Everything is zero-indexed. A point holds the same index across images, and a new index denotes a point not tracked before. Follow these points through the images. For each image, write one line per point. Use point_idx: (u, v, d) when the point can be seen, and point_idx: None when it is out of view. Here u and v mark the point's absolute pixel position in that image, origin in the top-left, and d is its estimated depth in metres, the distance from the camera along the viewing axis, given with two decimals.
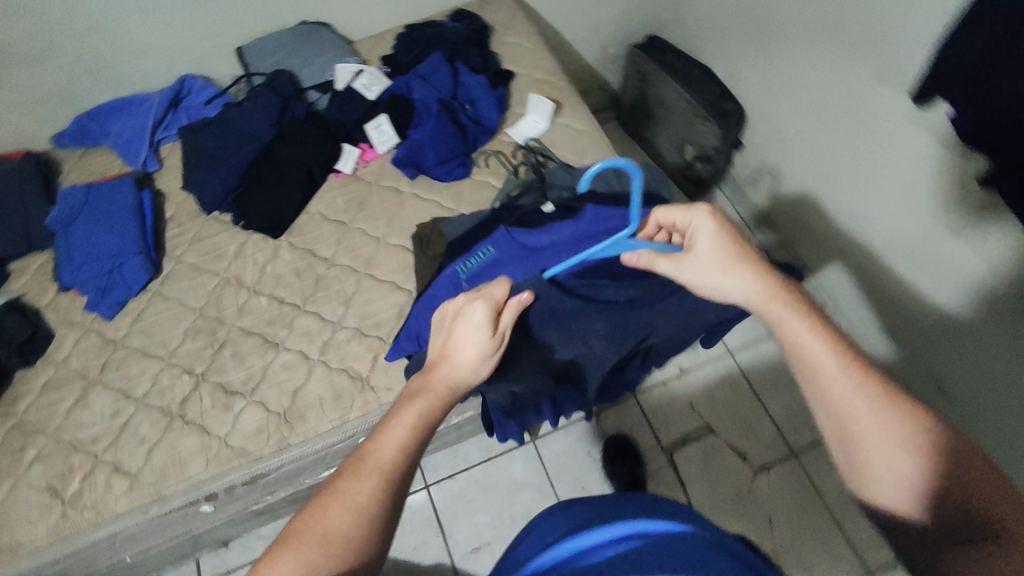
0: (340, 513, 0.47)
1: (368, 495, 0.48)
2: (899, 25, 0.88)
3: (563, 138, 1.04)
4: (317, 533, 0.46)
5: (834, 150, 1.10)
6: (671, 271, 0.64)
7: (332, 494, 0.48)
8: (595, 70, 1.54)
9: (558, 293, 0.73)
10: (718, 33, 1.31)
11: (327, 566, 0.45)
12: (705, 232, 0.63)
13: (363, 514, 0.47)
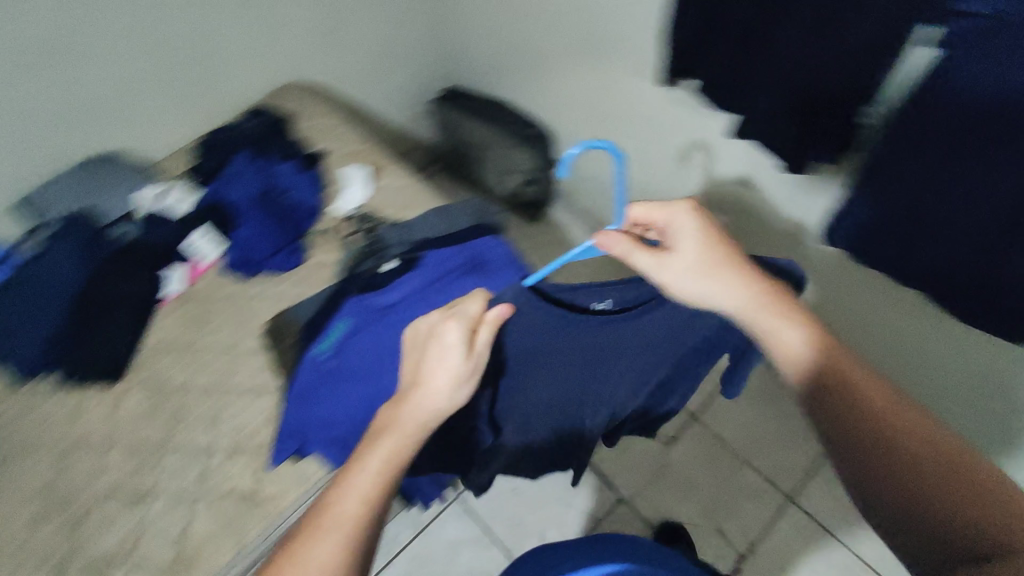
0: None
1: (326, 558, 0.47)
2: (628, 31, 1.04)
3: (389, 198, 1.07)
4: None
5: (628, 142, 1.24)
6: (649, 269, 0.64)
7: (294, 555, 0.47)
8: (408, 131, 1.62)
9: (539, 304, 0.62)
10: (503, 72, 1.44)
11: None
12: (688, 233, 0.65)
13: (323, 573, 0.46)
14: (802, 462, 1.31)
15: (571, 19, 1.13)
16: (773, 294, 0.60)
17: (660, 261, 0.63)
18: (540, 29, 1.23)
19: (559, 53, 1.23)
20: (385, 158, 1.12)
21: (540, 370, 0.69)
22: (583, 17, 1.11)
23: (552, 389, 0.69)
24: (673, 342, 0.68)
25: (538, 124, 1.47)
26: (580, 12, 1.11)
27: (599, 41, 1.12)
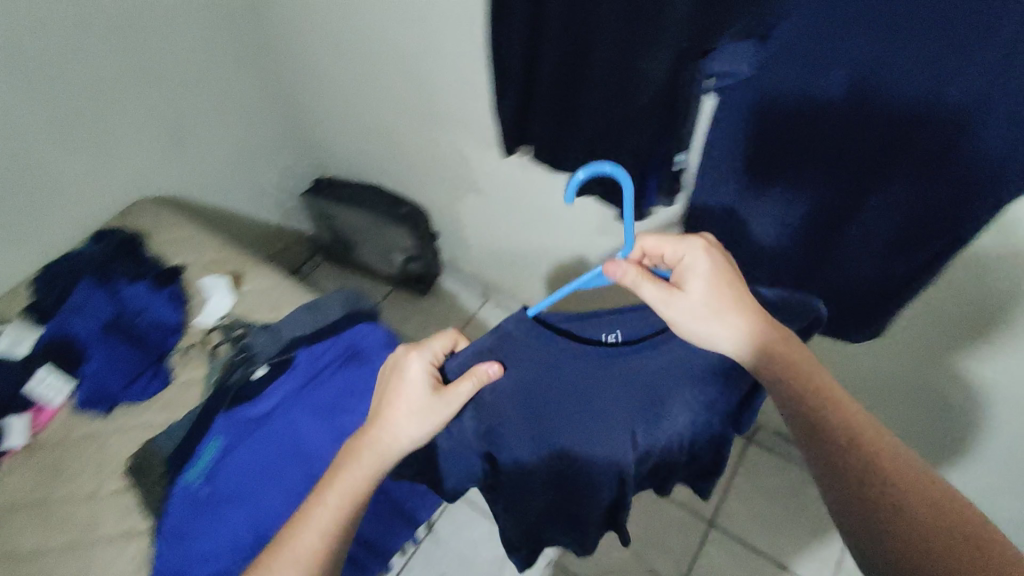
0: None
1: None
2: (468, 111, 1.12)
3: (256, 302, 1.05)
4: None
5: (494, 207, 1.29)
6: (654, 301, 0.58)
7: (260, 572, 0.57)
8: (281, 228, 1.63)
9: (537, 339, 0.59)
10: (366, 158, 1.49)
11: None
12: (700, 273, 0.59)
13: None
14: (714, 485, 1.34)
15: (418, 102, 1.20)
16: (777, 337, 0.56)
17: (666, 296, 0.58)
18: (392, 115, 1.29)
19: (414, 134, 1.29)
20: (249, 262, 1.10)
21: (532, 432, 0.62)
22: (427, 100, 1.17)
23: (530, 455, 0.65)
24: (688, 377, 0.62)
25: (409, 202, 1.51)
26: (423, 97, 1.17)
27: (446, 120, 1.18)
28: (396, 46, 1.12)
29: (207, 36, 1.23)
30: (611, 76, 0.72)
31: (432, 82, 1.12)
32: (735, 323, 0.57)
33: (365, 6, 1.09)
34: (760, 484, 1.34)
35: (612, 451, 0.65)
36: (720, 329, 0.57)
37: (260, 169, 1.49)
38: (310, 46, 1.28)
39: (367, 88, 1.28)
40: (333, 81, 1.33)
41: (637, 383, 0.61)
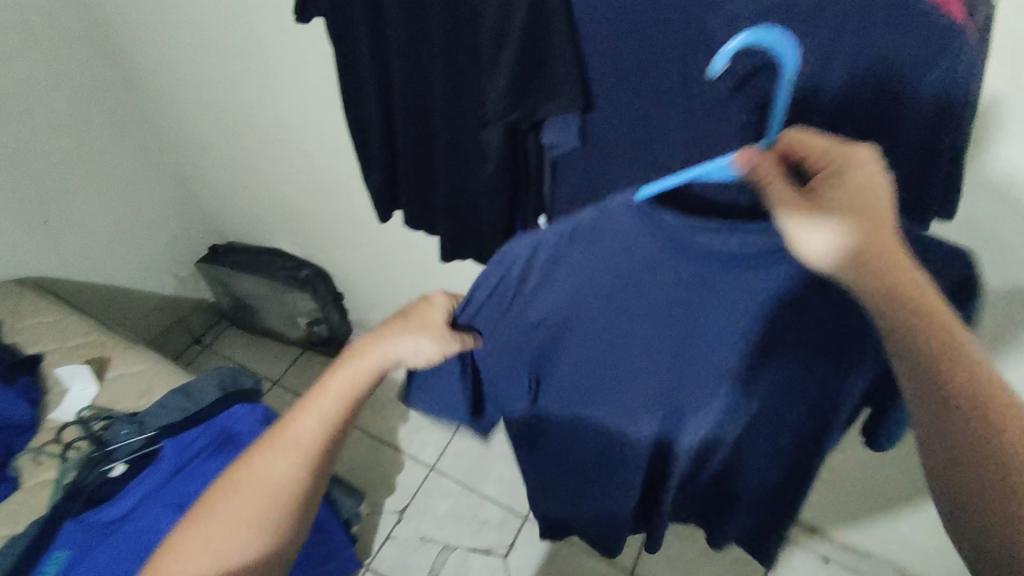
0: (225, 527, 0.48)
1: (284, 477, 0.50)
2: (349, 177, 1.12)
3: (122, 389, 0.98)
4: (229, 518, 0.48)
5: (391, 268, 1.28)
6: (778, 203, 0.42)
7: (226, 501, 0.49)
8: (177, 299, 1.57)
9: (648, 228, 0.48)
10: (262, 224, 1.46)
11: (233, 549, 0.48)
12: (851, 189, 0.41)
13: (251, 519, 0.48)
14: None
15: (302, 170, 1.19)
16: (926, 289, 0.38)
17: (796, 202, 0.41)
18: (280, 182, 1.28)
19: (303, 199, 1.27)
20: (119, 345, 1.05)
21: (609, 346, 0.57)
22: (311, 167, 1.17)
23: (574, 371, 0.61)
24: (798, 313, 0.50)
25: (309, 263, 1.47)
26: (307, 164, 1.17)
27: (332, 186, 1.18)
28: (271, 115, 1.12)
29: (74, 109, 1.19)
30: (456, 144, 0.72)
31: (311, 148, 1.13)
32: (870, 248, 0.39)
33: (237, 79, 1.09)
34: (676, 526, 1.33)
35: (665, 390, 0.59)
36: (848, 254, 0.40)
37: (148, 240, 1.43)
38: (188, 115, 1.27)
39: (250, 155, 1.26)
40: (216, 149, 1.31)
41: (726, 330, 0.52)
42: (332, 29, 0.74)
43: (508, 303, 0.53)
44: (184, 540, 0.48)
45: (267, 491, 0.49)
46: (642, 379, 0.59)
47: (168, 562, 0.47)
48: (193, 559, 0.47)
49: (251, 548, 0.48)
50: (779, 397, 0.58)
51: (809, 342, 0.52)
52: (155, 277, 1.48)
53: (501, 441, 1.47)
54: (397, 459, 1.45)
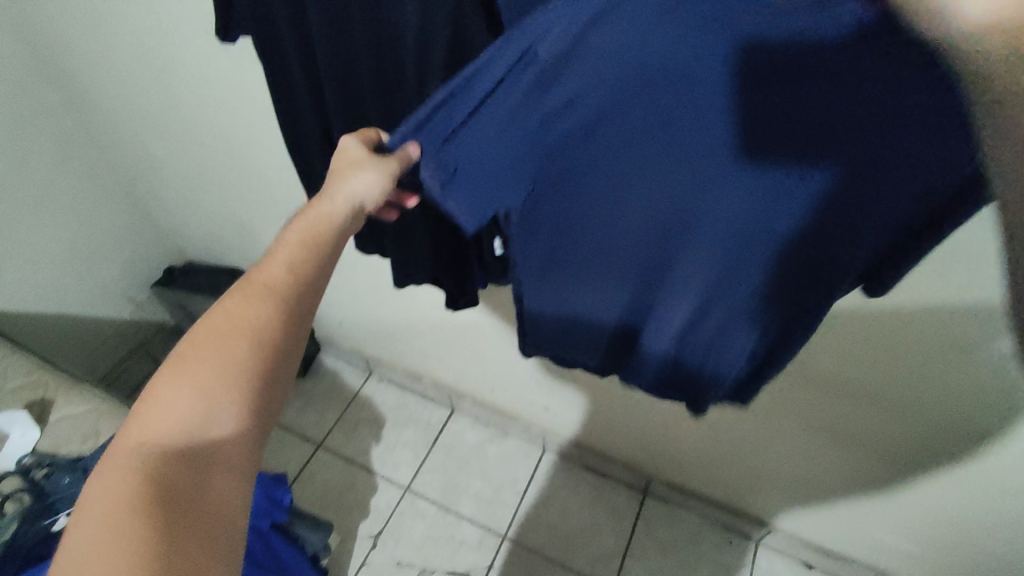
0: (204, 372, 0.45)
1: (260, 315, 0.48)
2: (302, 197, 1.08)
3: (65, 433, 0.95)
4: (207, 364, 0.46)
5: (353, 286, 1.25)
6: None
7: (206, 345, 0.46)
8: (138, 324, 1.52)
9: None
10: (220, 245, 1.41)
11: (223, 392, 0.45)
12: None
13: (233, 364, 0.46)
14: (612, 545, 1.30)
15: (255, 190, 1.15)
16: None
17: None
18: (233, 202, 1.23)
19: (257, 217, 1.23)
20: (64, 387, 1.01)
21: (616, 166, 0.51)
22: (264, 187, 1.13)
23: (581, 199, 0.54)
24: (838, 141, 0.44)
25: None
26: (259, 184, 1.13)
27: (286, 206, 1.14)
28: (215, 134, 1.07)
29: (16, 135, 1.13)
30: None
31: (260, 167, 1.08)
32: None
33: (181, 99, 1.04)
34: (657, 537, 1.30)
35: (674, 234, 0.54)
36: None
37: (102, 265, 1.37)
38: (132, 135, 1.21)
39: (200, 175, 1.21)
40: (165, 168, 1.26)
41: (770, 150, 0.46)
42: (257, 49, 0.69)
43: (531, 79, 0.46)
44: (168, 386, 0.45)
45: (243, 338, 0.47)
46: (654, 216, 0.53)
47: (156, 407, 0.45)
48: (179, 401, 0.45)
49: (239, 388, 0.46)
50: (803, 256, 0.51)
51: (871, 176, 0.45)
52: (111, 303, 1.43)
53: (475, 456, 1.44)
54: (370, 480, 1.41)
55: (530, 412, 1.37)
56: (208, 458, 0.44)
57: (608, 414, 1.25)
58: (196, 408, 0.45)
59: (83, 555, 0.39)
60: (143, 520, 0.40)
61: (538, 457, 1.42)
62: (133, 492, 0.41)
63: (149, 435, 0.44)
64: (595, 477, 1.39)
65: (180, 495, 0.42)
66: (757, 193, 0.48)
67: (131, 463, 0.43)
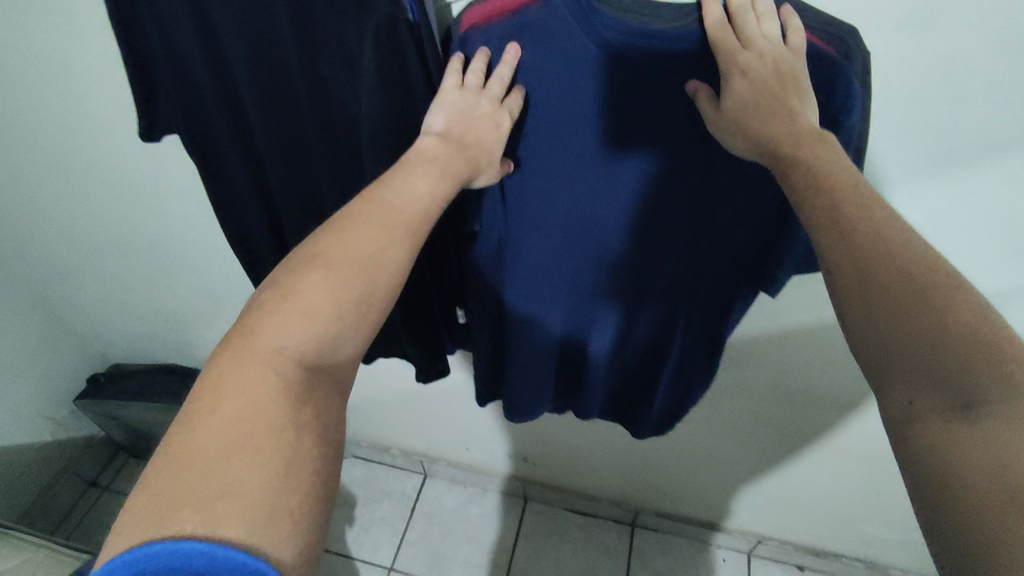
0: (330, 295, 0.43)
1: (386, 253, 0.45)
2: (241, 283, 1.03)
3: None
4: (329, 284, 0.43)
5: None
6: None
7: (328, 264, 0.44)
8: (64, 440, 1.38)
9: (570, 37, 0.46)
10: (150, 343, 1.31)
11: (339, 321, 0.43)
12: None
13: (370, 298, 0.44)
14: None
15: (184, 282, 1.09)
16: None
17: None
18: (162, 298, 1.15)
19: (189, 309, 1.16)
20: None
21: (553, 190, 0.56)
22: (195, 278, 1.07)
23: (516, 214, 0.59)
24: (720, 156, 0.51)
25: None
26: (190, 275, 1.06)
27: (224, 296, 1.09)
28: (139, 231, 1.00)
29: None
30: None
31: (195, 259, 1.02)
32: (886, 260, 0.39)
33: (94, 201, 0.97)
34: (653, 568, 1.29)
35: (574, 243, 0.60)
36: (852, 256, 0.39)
37: (14, 387, 1.24)
38: (38, 245, 1.11)
39: (124, 275, 1.13)
40: (79, 274, 1.16)
41: (650, 160, 0.53)
42: (190, 151, 0.66)
43: None
44: (306, 292, 0.42)
45: (383, 274, 0.45)
46: (571, 227, 0.59)
47: (280, 308, 0.42)
48: (318, 321, 0.42)
49: (365, 324, 0.44)
50: (678, 251, 0.59)
51: (693, 163, 0.52)
52: (30, 426, 1.29)
53: (457, 521, 1.38)
54: (350, 567, 1.33)
55: (506, 464, 1.34)
56: (318, 377, 0.42)
57: (586, 458, 1.23)
58: (316, 326, 0.42)
59: (199, 463, 0.37)
60: (271, 439, 0.38)
61: (522, 508, 1.38)
62: (269, 413, 0.39)
63: (278, 350, 0.41)
64: (582, 518, 1.37)
65: (296, 412, 0.40)
66: (639, 197, 0.55)
67: (253, 366, 0.40)
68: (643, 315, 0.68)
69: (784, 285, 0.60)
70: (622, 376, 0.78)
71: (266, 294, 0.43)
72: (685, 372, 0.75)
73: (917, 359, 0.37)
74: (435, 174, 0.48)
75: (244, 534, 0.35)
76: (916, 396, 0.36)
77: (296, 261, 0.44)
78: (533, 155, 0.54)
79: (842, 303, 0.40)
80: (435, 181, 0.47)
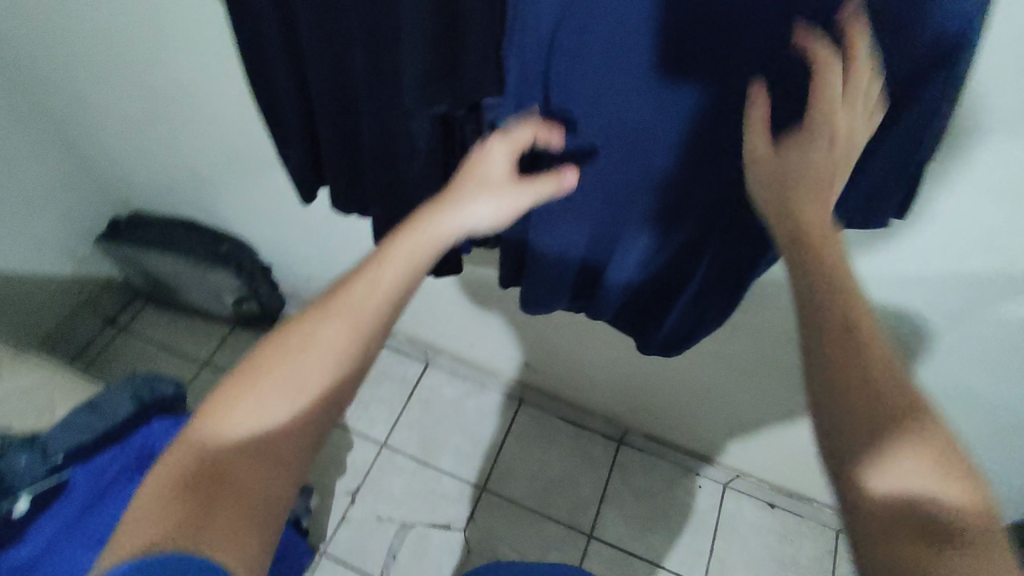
0: (280, 379, 0.48)
1: (346, 335, 0.49)
2: (264, 146, 1.00)
3: (14, 408, 0.89)
4: (284, 370, 0.48)
5: (322, 241, 1.20)
6: None
7: (288, 351, 0.49)
8: (84, 277, 1.42)
9: None
10: (171, 195, 1.30)
11: (289, 401, 0.48)
12: None
13: (330, 383, 0.49)
14: (589, 493, 1.34)
15: (207, 137, 1.06)
16: None
17: None
18: (184, 150, 1.13)
19: (210, 166, 1.14)
20: (8, 362, 0.94)
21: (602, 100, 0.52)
22: (217, 134, 1.03)
23: (553, 117, 0.55)
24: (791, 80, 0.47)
25: (231, 236, 1.36)
26: (212, 130, 1.03)
27: (247, 157, 1.06)
28: (163, 75, 0.96)
29: None
30: (381, 148, 0.66)
31: (219, 113, 0.98)
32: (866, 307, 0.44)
33: (118, 36, 0.92)
34: (632, 484, 1.35)
35: (612, 162, 0.58)
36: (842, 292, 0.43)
37: (37, 219, 1.25)
38: (61, 76, 1.07)
39: (147, 121, 1.09)
40: (102, 113, 1.13)
41: (709, 89, 0.49)
42: None
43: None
44: (263, 380, 0.48)
45: (338, 359, 0.49)
46: (610, 142, 0.56)
47: (237, 393, 0.48)
48: (276, 401, 0.48)
49: (319, 403, 0.48)
50: (720, 185, 0.56)
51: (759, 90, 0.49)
52: (52, 259, 1.32)
53: (453, 411, 1.43)
54: (346, 436, 1.39)
55: (508, 367, 1.37)
56: (268, 460, 0.46)
57: (587, 373, 1.25)
58: (264, 410, 0.47)
59: (145, 509, 0.43)
60: (195, 501, 0.43)
61: (516, 410, 1.43)
62: (201, 479, 0.45)
63: (259, 411, 0.47)
64: (573, 428, 1.41)
65: (230, 481, 0.45)
66: (692, 119, 0.52)
67: (199, 440, 0.46)
68: (668, 248, 0.66)
69: (827, 232, 0.58)
70: (636, 304, 0.77)
71: (237, 376, 0.50)
72: (699, 310, 0.73)
73: (865, 403, 0.40)
74: (409, 242, 0.52)
75: (156, 550, 0.40)
76: (867, 427, 0.40)
77: (269, 345, 0.50)
78: (579, 59, 0.50)
79: (812, 336, 0.43)
80: (411, 251, 0.52)
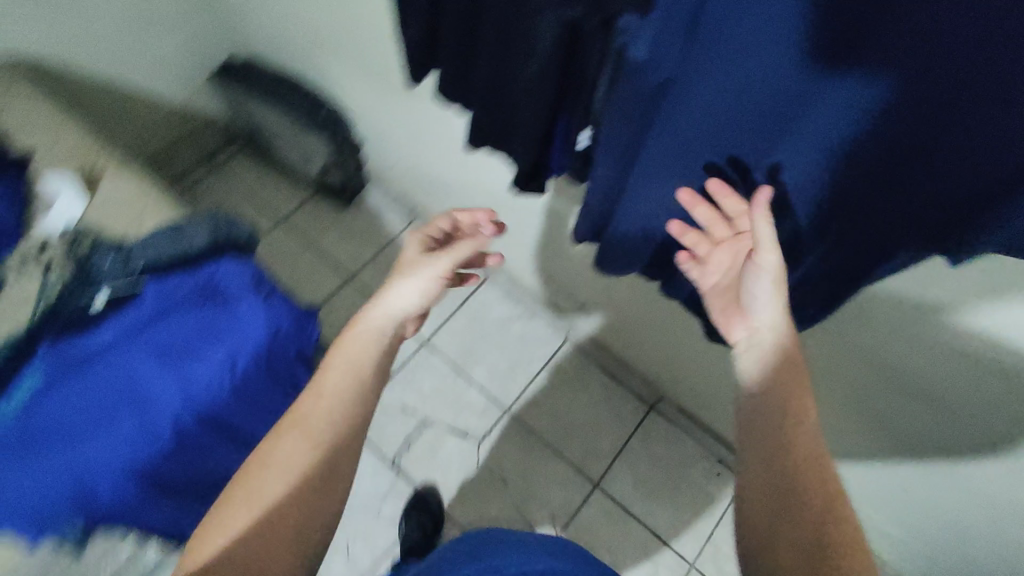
0: (248, 498, 0.56)
1: (297, 454, 0.57)
2: (383, 16, 0.97)
3: (110, 212, 0.96)
4: (249, 492, 0.56)
5: (416, 130, 1.18)
6: None
7: (249, 478, 0.57)
8: (193, 108, 1.47)
9: None
10: (285, 48, 1.31)
11: (256, 517, 0.55)
12: None
13: (302, 487, 0.57)
14: (607, 446, 1.34)
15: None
16: None
17: None
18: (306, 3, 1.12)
19: (327, 26, 1.12)
20: (111, 168, 1.00)
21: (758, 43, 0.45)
22: None
23: (695, 60, 0.49)
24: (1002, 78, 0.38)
25: (331, 103, 1.36)
26: None
27: (364, 24, 1.04)
28: None
29: None
30: (502, 38, 0.62)
31: None
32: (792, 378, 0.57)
33: None
34: (652, 450, 1.34)
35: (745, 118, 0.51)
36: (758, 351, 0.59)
37: (160, 41, 1.29)
38: None
39: None
40: None
41: (884, 74, 0.42)
42: None
43: None
44: (231, 507, 0.56)
45: (295, 467, 0.57)
46: (751, 104, 0.50)
47: (211, 525, 0.56)
48: (242, 525, 0.55)
49: (290, 505, 0.56)
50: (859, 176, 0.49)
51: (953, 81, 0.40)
52: (167, 83, 1.37)
53: (498, 330, 1.44)
54: None
55: (564, 303, 1.35)
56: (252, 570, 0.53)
57: (640, 331, 1.22)
58: (232, 531, 0.54)
59: None
60: None
61: (559, 346, 1.43)
62: None
63: (225, 532, 0.54)
64: (609, 380, 1.40)
65: None
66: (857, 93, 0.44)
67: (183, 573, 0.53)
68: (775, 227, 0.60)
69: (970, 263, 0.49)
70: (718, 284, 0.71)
71: (207, 521, 0.57)
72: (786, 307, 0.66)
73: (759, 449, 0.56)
74: (345, 371, 0.62)
75: None
76: (754, 463, 0.56)
77: (234, 479, 0.59)
78: (750, 1, 0.43)
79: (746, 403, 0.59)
80: (348, 372, 0.62)
